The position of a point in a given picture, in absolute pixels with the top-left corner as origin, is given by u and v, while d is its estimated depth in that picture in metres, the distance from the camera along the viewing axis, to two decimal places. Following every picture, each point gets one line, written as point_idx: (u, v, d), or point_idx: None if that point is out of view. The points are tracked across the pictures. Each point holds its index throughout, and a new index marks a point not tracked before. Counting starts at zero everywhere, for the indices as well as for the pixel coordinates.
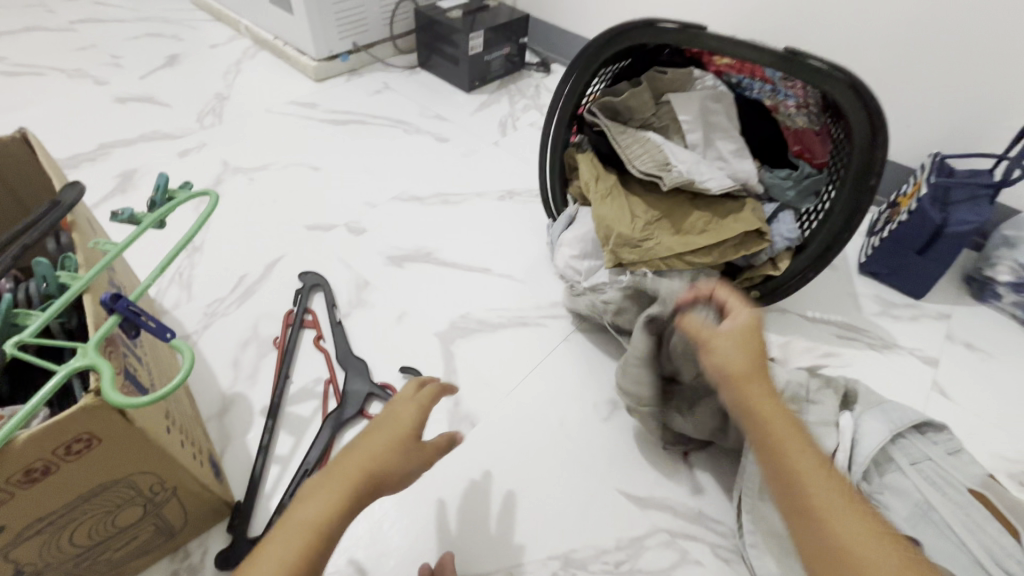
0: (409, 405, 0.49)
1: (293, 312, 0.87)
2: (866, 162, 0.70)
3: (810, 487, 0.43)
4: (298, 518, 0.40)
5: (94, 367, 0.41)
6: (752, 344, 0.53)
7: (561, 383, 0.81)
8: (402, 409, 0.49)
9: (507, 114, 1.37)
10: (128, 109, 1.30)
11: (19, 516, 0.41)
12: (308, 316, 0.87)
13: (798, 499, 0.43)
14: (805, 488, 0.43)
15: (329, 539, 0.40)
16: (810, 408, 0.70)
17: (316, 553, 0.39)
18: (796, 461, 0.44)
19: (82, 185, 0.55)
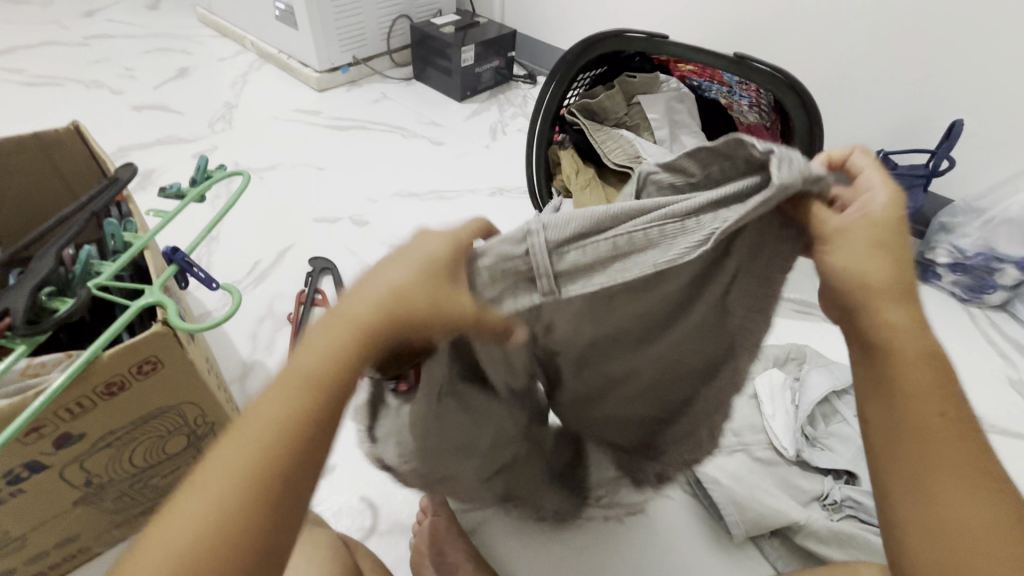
0: (405, 253, 0.43)
1: (304, 292, 0.94)
2: (807, 151, 0.82)
3: (921, 433, 0.44)
4: (306, 358, 0.42)
5: (159, 303, 0.51)
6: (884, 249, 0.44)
7: None
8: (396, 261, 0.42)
9: (497, 121, 1.49)
10: (144, 116, 1.39)
11: (96, 426, 0.49)
12: (318, 296, 0.95)
13: (908, 442, 0.44)
14: (911, 439, 0.44)
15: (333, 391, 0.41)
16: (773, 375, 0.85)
17: (315, 405, 0.40)
18: (915, 409, 0.44)
19: (134, 166, 0.64)
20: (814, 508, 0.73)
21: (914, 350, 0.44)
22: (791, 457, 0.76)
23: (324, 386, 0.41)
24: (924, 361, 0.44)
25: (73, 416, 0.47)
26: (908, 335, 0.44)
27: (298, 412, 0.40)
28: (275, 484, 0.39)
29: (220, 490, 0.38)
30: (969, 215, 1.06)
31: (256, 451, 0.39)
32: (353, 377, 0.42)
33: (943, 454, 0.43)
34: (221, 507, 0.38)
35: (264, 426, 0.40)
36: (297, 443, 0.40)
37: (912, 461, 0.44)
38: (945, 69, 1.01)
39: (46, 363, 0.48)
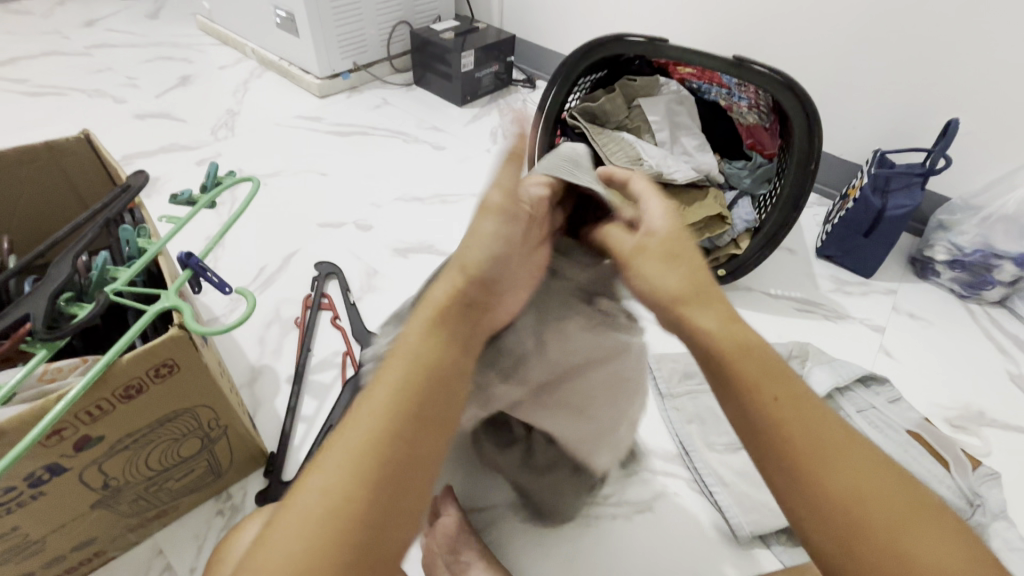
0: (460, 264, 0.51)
1: (310, 297, 0.96)
2: (806, 149, 0.83)
3: (787, 412, 0.45)
4: (396, 363, 0.45)
5: (176, 307, 0.51)
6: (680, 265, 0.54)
7: None
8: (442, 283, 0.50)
9: (497, 125, 1.50)
10: (147, 124, 1.40)
11: (114, 429, 0.50)
12: (324, 299, 0.96)
13: (768, 420, 0.45)
14: (783, 409, 0.45)
15: (434, 375, 0.45)
16: None
17: (411, 406, 0.43)
18: (774, 388, 0.46)
19: (146, 173, 0.65)
20: None
21: (737, 346, 0.48)
22: None
23: (413, 391, 0.43)
24: (753, 352, 0.48)
25: (93, 418, 0.48)
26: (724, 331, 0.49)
27: (393, 412, 0.42)
28: (387, 477, 0.40)
29: (331, 482, 0.39)
30: (966, 213, 1.07)
31: (371, 436, 0.41)
32: (444, 365, 0.46)
33: (816, 428, 0.45)
34: (338, 494, 0.39)
35: (368, 425, 0.41)
36: (399, 440, 0.41)
37: (786, 430, 0.45)
38: (939, 69, 1.03)
39: (62, 368, 0.49)
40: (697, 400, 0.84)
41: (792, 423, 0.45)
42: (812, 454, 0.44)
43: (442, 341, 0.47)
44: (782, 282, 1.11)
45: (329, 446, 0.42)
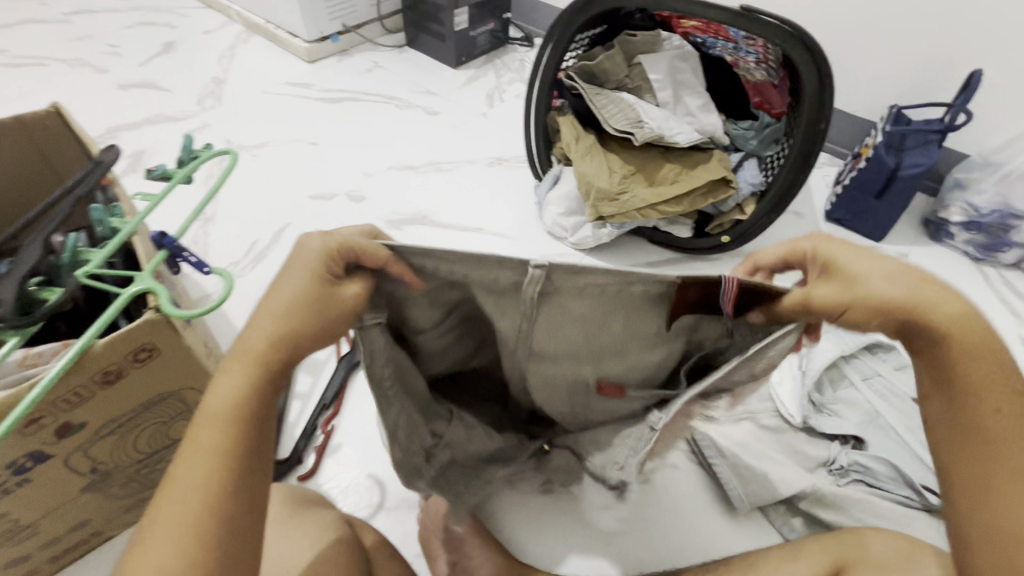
0: (298, 275, 0.44)
1: None
2: (817, 106, 0.78)
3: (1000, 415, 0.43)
4: (205, 422, 0.41)
5: (151, 289, 0.49)
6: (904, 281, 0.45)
7: None
8: (287, 282, 0.44)
9: (493, 87, 1.44)
10: (131, 94, 1.35)
11: (97, 414, 0.49)
12: None
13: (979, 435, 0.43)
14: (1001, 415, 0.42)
15: (249, 419, 0.42)
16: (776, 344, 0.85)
17: (241, 425, 0.41)
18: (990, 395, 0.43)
19: (118, 148, 0.62)
20: (821, 473, 0.73)
21: (975, 345, 0.44)
22: (796, 423, 0.76)
23: (243, 411, 0.42)
24: (982, 348, 0.44)
25: (72, 406, 0.47)
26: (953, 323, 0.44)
27: (230, 433, 0.41)
28: (234, 497, 0.40)
29: (181, 508, 0.38)
30: (985, 170, 1.01)
31: (202, 469, 0.40)
32: (256, 408, 0.42)
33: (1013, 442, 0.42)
34: (186, 525, 0.38)
35: (206, 448, 0.40)
36: (236, 461, 0.40)
37: (982, 447, 0.42)
38: (965, 15, 0.95)
39: (43, 354, 0.48)
40: None
41: (1000, 440, 0.42)
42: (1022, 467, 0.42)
43: (271, 363, 0.43)
44: None
45: (168, 476, 0.40)
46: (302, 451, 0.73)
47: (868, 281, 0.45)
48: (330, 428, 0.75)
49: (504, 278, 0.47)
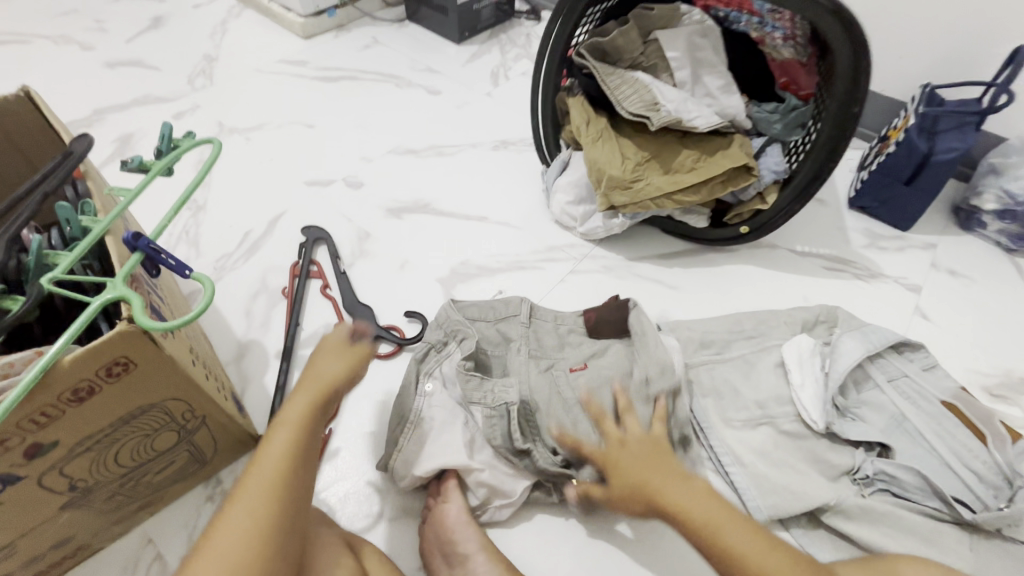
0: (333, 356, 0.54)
1: (298, 265, 0.89)
2: (850, 89, 0.71)
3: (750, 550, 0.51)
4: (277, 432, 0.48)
5: (123, 298, 0.45)
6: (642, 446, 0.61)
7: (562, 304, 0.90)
8: (319, 364, 0.53)
9: (498, 64, 1.36)
10: (118, 73, 1.29)
11: (69, 432, 0.45)
12: (313, 267, 0.90)
13: None
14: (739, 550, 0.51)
15: (311, 437, 0.49)
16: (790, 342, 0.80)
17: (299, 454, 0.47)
18: (737, 540, 0.52)
19: (91, 137, 0.57)
20: (845, 482, 0.69)
21: (716, 515, 0.54)
22: (818, 430, 0.72)
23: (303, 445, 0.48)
24: (729, 516, 0.54)
25: (41, 425, 0.43)
26: (700, 505, 0.54)
27: (297, 455, 0.47)
28: (293, 513, 0.45)
29: (247, 517, 0.43)
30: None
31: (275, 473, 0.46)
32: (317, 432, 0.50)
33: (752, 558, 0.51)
34: (249, 544, 0.42)
35: (276, 461, 0.46)
36: (299, 476, 0.47)
37: None
38: None
39: (15, 362, 0.43)
40: (713, 372, 0.79)
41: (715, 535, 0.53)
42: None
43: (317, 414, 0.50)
44: (809, 238, 1.02)
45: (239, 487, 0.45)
46: None
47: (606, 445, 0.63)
48: (328, 432, 0.72)
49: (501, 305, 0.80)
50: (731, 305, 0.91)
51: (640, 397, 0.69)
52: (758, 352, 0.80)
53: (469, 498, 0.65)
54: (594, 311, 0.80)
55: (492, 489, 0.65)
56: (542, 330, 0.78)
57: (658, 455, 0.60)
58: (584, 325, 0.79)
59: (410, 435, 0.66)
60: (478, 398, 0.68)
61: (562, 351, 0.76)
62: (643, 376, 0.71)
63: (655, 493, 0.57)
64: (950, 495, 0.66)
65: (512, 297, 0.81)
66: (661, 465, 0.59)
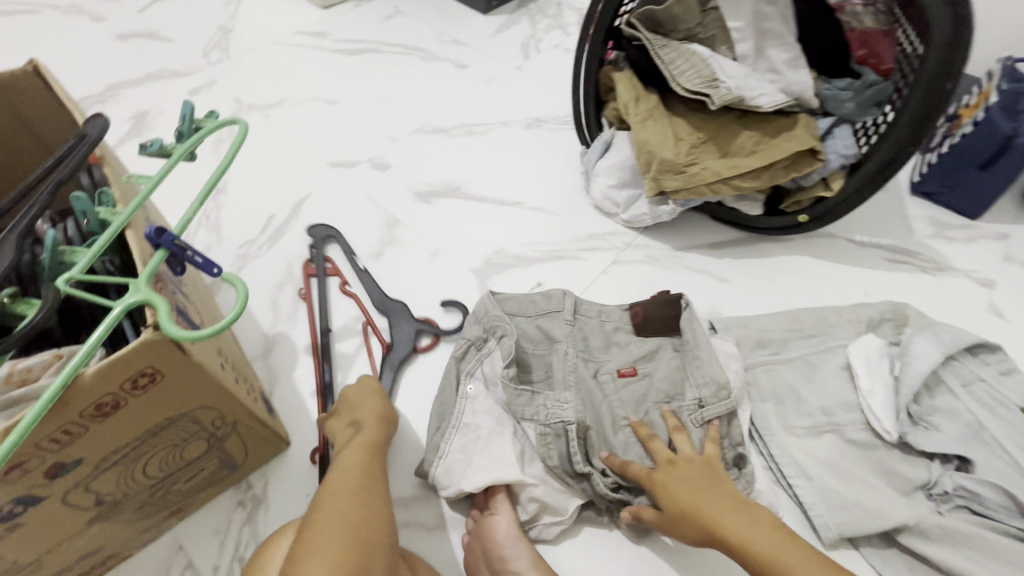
0: (373, 397, 0.60)
1: (311, 264, 0.83)
2: (942, 65, 0.63)
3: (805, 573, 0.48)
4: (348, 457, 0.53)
5: (149, 302, 0.40)
6: (696, 475, 0.58)
7: (606, 297, 0.84)
8: (364, 404, 0.59)
9: (529, 36, 1.28)
10: (131, 46, 1.22)
11: (93, 449, 0.41)
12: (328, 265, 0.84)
13: None
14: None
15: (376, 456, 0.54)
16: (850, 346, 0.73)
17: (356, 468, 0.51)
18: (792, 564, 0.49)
19: (105, 119, 0.52)
20: (919, 497, 0.64)
21: (771, 544, 0.51)
22: (890, 439, 0.66)
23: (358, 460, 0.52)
24: (782, 542, 0.51)
25: (65, 443, 0.39)
26: (757, 534, 0.51)
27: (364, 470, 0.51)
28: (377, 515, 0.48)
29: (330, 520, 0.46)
30: None
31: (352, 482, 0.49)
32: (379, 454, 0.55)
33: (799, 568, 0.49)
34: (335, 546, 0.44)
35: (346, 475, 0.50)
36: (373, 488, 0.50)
37: None
38: None
39: (34, 367, 0.40)
40: (773, 374, 0.73)
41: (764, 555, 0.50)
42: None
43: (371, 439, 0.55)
44: (870, 226, 0.94)
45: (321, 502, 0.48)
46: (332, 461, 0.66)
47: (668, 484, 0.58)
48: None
49: (546, 304, 0.74)
50: (788, 301, 0.85)
51: (693, 421, 0.65)
52: (821, 353, 0.74)
53: (520, 513, 0.61)
54: (642, 306, 0.74)
55: (544, 506, 0.61)
56: (591, 334, 0.72)
57: (709, 480, 0.57)
58: (633, 326, 0.73)
59: (455, 445, 0.62)
60: (530, 414, 0.64)
61: (613, 358, 0.71)
62: (696, 398, 0.66)
63: (709, 519, 0.54)
64: None
65: (556, 290, 0.75)
66: (714, 492, 0.56)
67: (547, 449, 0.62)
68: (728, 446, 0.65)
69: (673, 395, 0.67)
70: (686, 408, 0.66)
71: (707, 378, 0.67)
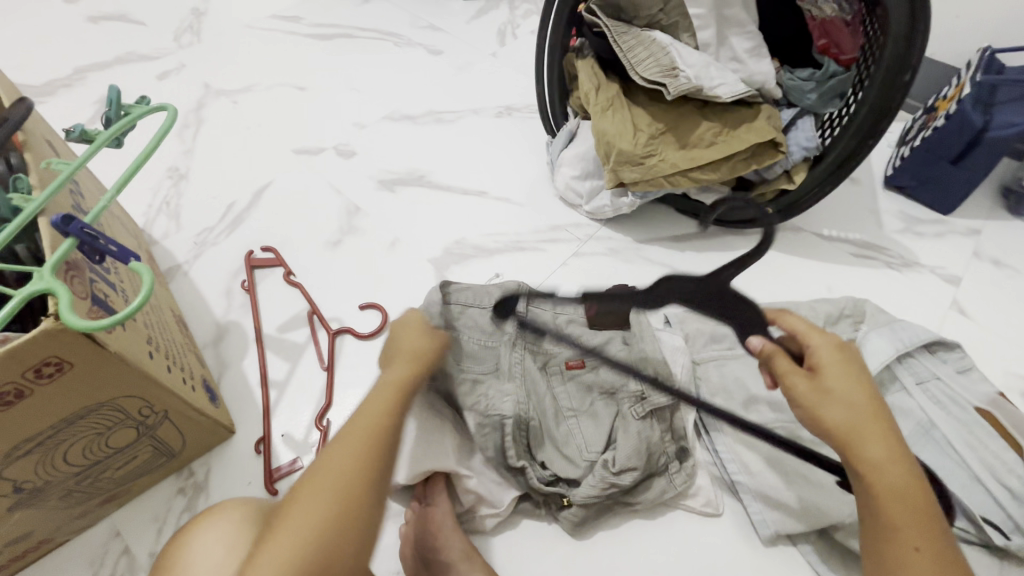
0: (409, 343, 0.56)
1: (253, 255, 0.83)
2: (898, 59, 0.62)
3: (912, 538, 0.45)
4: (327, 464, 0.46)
5: (52, 291, 0.39)
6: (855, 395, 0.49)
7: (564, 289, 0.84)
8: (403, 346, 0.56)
9: (506, 21, 1.25)
10: (100, 28, 1.21)
11: (5, 437, 0.42)
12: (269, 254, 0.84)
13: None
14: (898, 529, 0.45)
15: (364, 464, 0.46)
16: None
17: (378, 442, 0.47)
18: (900, 515, 0.45)
19: (29, 102, 0.51)
20: None
21: (898, 485, 0.46)
22: None
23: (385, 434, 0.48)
24: (913, 495, 0.46)
25: None
26: (889, 471, 0.46)
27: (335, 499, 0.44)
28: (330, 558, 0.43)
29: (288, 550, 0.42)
30: None
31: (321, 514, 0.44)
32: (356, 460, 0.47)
33: (913, 521, 0.45)
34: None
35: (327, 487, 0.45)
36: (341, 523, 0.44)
37: (886, 523, 0.46)
38: None
39: None
40: (724, 369, 0.73)
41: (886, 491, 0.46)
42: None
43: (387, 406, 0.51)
44: (838, 220, 0.93)
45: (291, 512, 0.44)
46: (277, 451, 0.67)
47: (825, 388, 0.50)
48: (325, 425, 0.68)
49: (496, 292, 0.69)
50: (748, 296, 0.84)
51: (635, 413, 0.64)
52: None
53: (457, 503, 0.63)
54: None
55: (479, 498, 0.62)
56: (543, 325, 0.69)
57: (864, 406, 0.49)
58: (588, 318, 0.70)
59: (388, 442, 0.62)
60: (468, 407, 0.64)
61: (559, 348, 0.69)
62: (639, 389, 0.66)
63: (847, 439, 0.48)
64: (979, 515, 0.60)
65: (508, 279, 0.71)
66: (866, 419, 0.48)
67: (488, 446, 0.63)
68: (671, 440, 0.65)
69: (617, 386, 0.67)
70: (630, 401, 0.65)
71: (652, 370, 0.66)
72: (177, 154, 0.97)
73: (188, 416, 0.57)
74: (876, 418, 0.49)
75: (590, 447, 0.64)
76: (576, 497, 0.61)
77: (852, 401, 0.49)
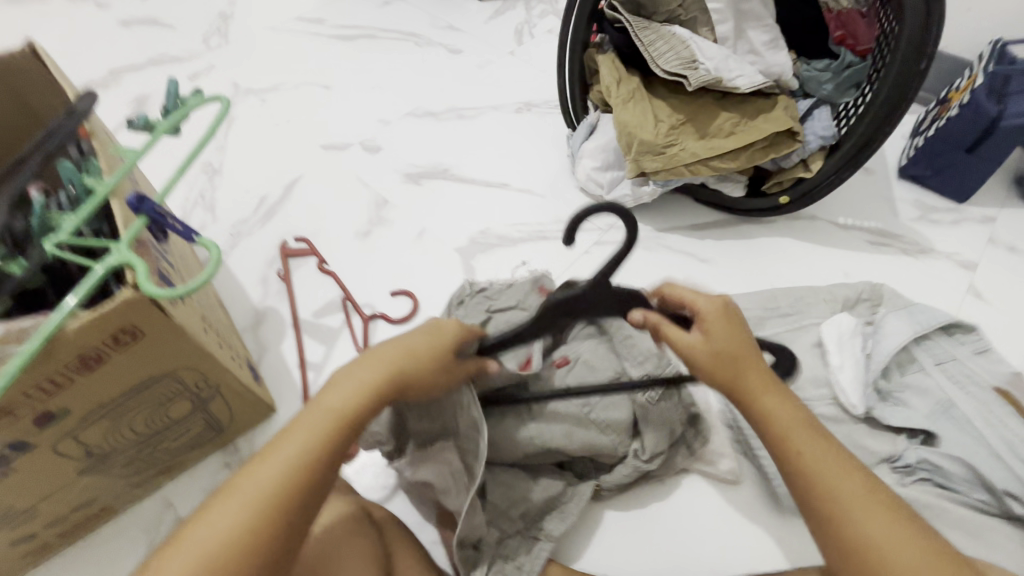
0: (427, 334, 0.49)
1: (286, 245, 0.86)
2: (915, 45, 0.64)
3: (821, 472, 0.47)
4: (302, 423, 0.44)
5: (128, 263, 0.43)
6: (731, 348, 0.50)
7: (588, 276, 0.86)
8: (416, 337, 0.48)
9: (523, 21, 1.28)
10: (132, 32, 1.25)
11: (80, 401, 0.45)
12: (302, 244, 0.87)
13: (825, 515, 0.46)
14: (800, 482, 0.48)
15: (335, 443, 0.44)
16: (813, 329, 0.76)
17: (349, 428, 0.45)
18: (801, 444, 0.48)
19: (94, 95, 0.54)
20: (883, 470, 0.67)
21: (790, 417, 0.49)
22: (858, 415, 0.69)
23: (343, 432, 0.44)
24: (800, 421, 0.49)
25: (51, 393, 0.42)
26: (772, 405, 0.50)
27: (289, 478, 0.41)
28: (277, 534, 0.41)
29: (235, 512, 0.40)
30: None
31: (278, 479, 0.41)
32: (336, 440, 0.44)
33: (825, 457, 0.47)
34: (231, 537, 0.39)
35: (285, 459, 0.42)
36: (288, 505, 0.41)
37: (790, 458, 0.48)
38: None
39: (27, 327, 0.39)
40: None
41: (782, 426, 0.49)
42: (840, 514, 0.45)
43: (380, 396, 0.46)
44: (855, 209, 0.95)
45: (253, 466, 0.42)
46: None
47: (709, 344, 0.50)
48: None
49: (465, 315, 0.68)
50: (767, 283, 0.86)
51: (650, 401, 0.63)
52: (794, 331, 0.76)
53: None
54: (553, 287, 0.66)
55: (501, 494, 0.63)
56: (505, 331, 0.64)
57: (745, 355, 0.50)
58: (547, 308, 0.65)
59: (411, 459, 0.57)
60: (464, 430, 0.52)
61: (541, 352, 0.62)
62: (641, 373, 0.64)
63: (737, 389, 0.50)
64: (1000, 487, 0.61)
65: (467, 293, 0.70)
66: (747, 370, 0.50)
67: (532, 458, 0.61)
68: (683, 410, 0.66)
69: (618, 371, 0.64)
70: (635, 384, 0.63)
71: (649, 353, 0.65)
72: (210, 151, 1.01)
73: (236, 393, 0.59)
74: (753, 359, 0.51)
75: (616, 438, 0.63)
76: (607, 483, 0.64)
77: (729, 349, 0.50)
